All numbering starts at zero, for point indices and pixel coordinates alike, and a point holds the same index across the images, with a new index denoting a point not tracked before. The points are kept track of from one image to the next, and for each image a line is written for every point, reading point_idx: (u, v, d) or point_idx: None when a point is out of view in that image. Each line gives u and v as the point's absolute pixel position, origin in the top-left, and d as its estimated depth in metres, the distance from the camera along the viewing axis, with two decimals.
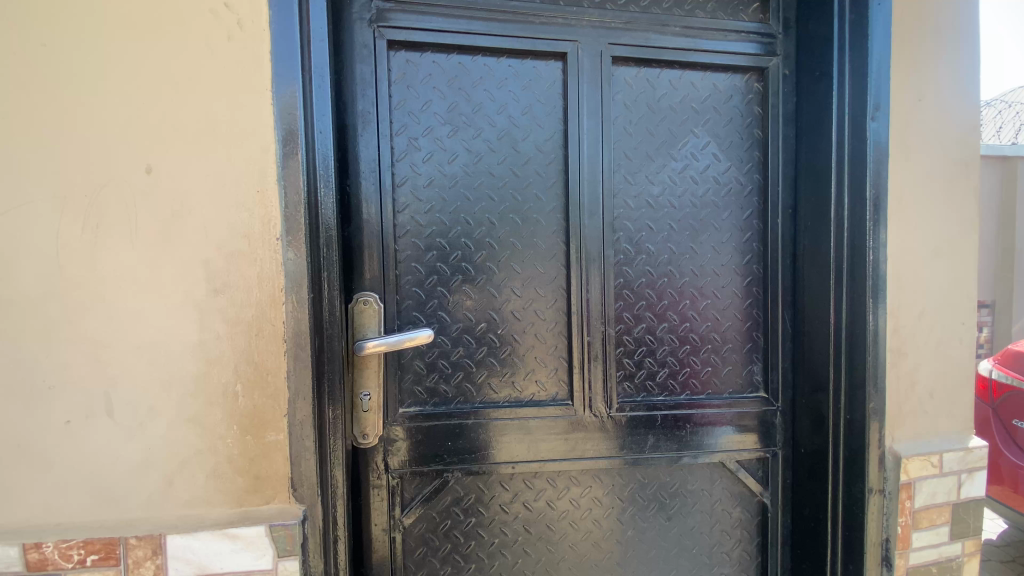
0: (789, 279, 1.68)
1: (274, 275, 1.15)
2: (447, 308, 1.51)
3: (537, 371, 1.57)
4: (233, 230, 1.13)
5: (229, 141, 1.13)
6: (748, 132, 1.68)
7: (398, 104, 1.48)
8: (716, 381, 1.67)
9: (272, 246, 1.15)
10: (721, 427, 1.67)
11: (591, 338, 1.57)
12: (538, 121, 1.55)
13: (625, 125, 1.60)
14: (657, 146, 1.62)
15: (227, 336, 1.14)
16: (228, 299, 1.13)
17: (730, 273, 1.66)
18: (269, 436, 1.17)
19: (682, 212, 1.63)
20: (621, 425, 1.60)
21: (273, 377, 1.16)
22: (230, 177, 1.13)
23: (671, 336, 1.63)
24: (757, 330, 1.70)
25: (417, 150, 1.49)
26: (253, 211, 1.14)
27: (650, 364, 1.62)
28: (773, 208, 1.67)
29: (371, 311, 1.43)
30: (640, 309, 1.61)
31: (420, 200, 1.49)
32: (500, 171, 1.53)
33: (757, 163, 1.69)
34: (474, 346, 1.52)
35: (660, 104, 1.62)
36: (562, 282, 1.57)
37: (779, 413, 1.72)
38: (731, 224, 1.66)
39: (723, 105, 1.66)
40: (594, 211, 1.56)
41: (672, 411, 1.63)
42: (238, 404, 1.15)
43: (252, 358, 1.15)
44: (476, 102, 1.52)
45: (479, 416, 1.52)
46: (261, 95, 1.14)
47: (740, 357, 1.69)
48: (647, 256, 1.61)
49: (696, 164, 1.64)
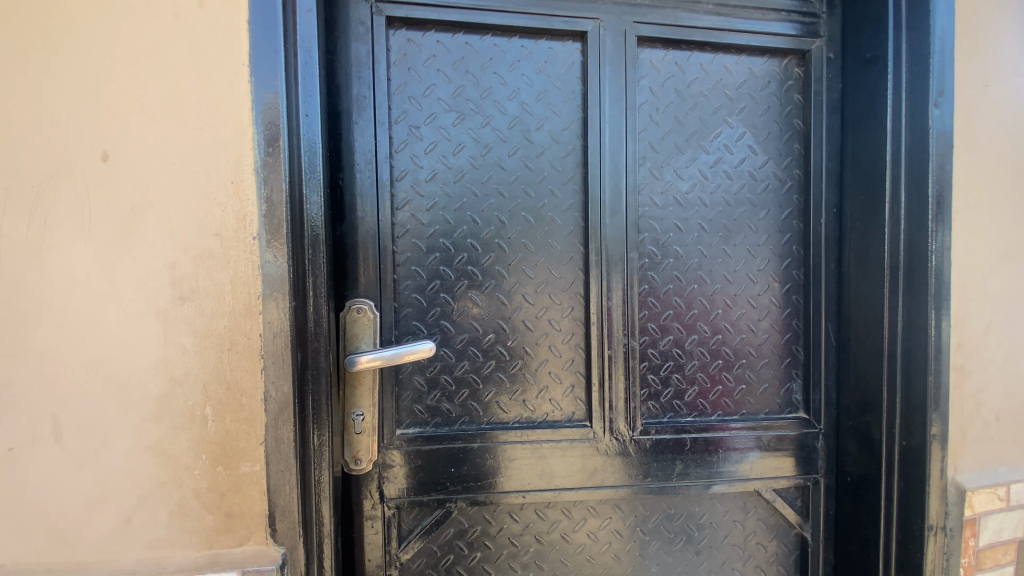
0: (834, 286, 1.50)
1: (249, 280, 0.98)
2: (450, 317, 1.34)
3: (551, 389, 1.39)
4: (203, 228, 0.97)
5: (200, 124, 0.97)
6: (788, 122, 1.51)
7: (398, 88, 1.32)
8: (751, 401, 1.49)
9: (247, 246, 0.98)
10: (757, 451, 1.49)
11: (612, 352, 1.40)
12: (554, 108, 1.38)
13: (651, 113, 1.43)
14: (686, 136, 1.44)
15: (194, 351, 0.98)
16: (196, 308, 0.97)
17: (767, 280, 1.49)
18: (243, 468, 1.00)
19: (714, 211, 1.45)
20: (645, 450, 1.42)
21: (247, 399, 0.99)
22: (201, 167, 0.97)
23: (702, 350, 1.45)
24: (796, 344, 1.52)
25: (419, 140, 1.33)
26: (226, 205, 0.97)
27: (677, 382, 1.44)
28: (816, 206, 1.49)
29: (365, 321, 1.26)
30: (666, 319, 1.43)
31: (421, 196, 1.33)
32: (511, 164, 1.36)
33: (798, 157, 1.51)
34: (480, 359, 1.36)
35: (689, 90, 1.45)
36: (579, 289, 1.40)
37: (822, 437, 1.53)
38: (769, 225, 1.49)
39: (760, 91, 1.49)
40: (617, 209, 1.39)
41: (703, 435, 1.45)
42: (207, 430, 0.99)
43: (223, 377, 0.98)
44: (485, 87, 1.36)
45: (486, 439, 1.35)
46: (236, 71, 0.98)
47: (778, 374, 1.51)
48: (675, 260, 1.43)
49: (730, 158, 1.47)
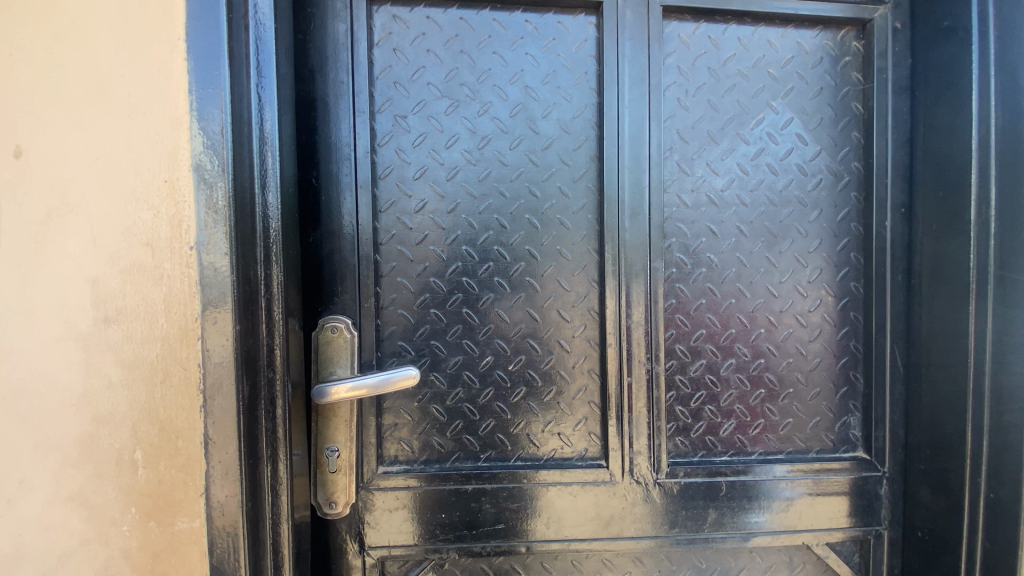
0: (902, 301, 1.24)
1: (185, 298, 0.81)
2: (442, 337, 1.16)
3: (559, 422, 1.19)
4: (130, 236, 0.80)
5: (127, 110, 0.80)
6: (845, 105, 1.26)
7: (382, 71, 1.14)
8: (800, 437, 1.26)
9: (183, 257, 0.81)
10: (806, 498, 1.25)
11: (632, 379, 1.19)
12: (564, 92, 1.18)
13: (680, 97, 1.21)
14: (722, 123, 1.22)
15: (122, 385, 0.81)
16: (123, 333, 0.81)
17: (819, 294, 1.25)
18: (179, 524, 0.83)
19: (755, 212, 1.22)
20: (672, 496, 1.21)
21: (184, 443, 0.82)
22: (128, 163, 0.80)
23: (740, 377, 1.22)
24: (855, 370, 1.27)
25: (406, 132, 1.15)
26: (158, 209, 0.80)
27: (710, 414, 1.22)
28: (880, 206, 1.23)
29: (341, 341, 1.09)
30: (698, 341, 1.21)
31: (409, 196, 1.15)
32: (513, 158, 1.17)
33: (857, 146, 1.26)
34: (477, 386, 1.17)
35: (725, 69, 1.22)
36: (593, 304, 1.19)
37: (886, 482, 1.27)
38: (821, 228, 1.25)
39: (810, 70, 1.25)
40: (638, 210, 1.18)
41: (741, 479, 1.22)
42: (137, 478, 0.82)
43: (156, 416, 0.82)
44: (482, 69, 1.16)
45: (483, 480, 1.16)
46: (172, 46, 0.80)
47: (831, 405, 1.26)
48: (708, 270, 1.21)
49: (774, 148, 1.23)
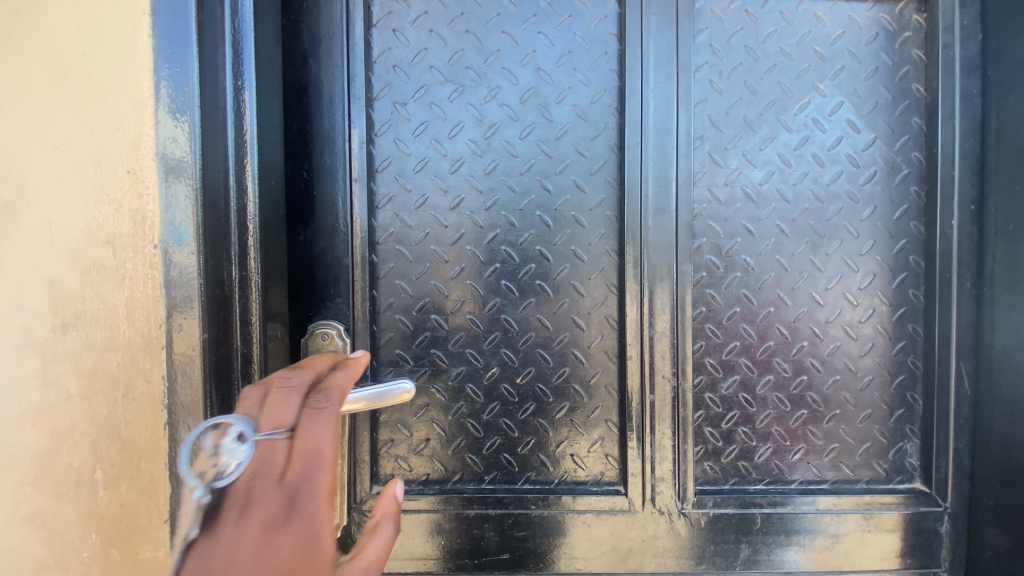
0: (972, 312, 1.06)
1: (149, 302, 0.73)
2: (443, 346, 1.06)
3: (572, 442, 1.07)
4: (90, 232, 0.72)
5: (87, 92, 0.72)
6: (904, 87, 1.09)
7: (380, 54, 1.04)
8: (847, 465, 1.10)
9: (146, 257, 0.73)
10: (854, 535, 1.10)
11: (655, 396, 1.06)
12: (580, 74, 1.06)
13: (712, 79, 1.07)
14: (761, 109, 1.08)
15: (81, 398, 0.74)
16: (82, 340, 0.73)
17: (871, 302, 1.09)
18: (143, 553, 0.75)
19: (798, 208, 1.08)
20: (699, 529, 1.08)
21: (146, 463, 0.74)
22: (88, 152, 0.72)
23: (778, 397, 1.09)
24: (913, 390, 1.10)
25: (406, 120, 1.04)
26: (120, 203, 0.72)
27: (744, 437, 1.09)
28: (944, 203, 1.06)
29: (332, 349, 1.00)
30: (730, 354, 1.08)
31: (408, 191, 1.05)
32: (524, 148, 1.06)
33: (918, 134, 1.09)
34: (481, 401, 1.06)
35: (765, 47, 1.08)
36: (611, 311, 1.07)
37: (947, 519, 1.10)
38: (875, 227, 1.09)
39: (864, 47, 1.09)
40: (664, 206, 1.05)
41: (778, 511, 1.09)
42: (97, 501, 0.75)
43: (117, 433, 0.74)
44: (490, 51, 1.05)
45: (487, 505, 1.06)
46: (135, 22, 0.72)
47: (884, 430, 1.11)
48: (743, 274, 1.07)
49: (821, 136, 1.08)
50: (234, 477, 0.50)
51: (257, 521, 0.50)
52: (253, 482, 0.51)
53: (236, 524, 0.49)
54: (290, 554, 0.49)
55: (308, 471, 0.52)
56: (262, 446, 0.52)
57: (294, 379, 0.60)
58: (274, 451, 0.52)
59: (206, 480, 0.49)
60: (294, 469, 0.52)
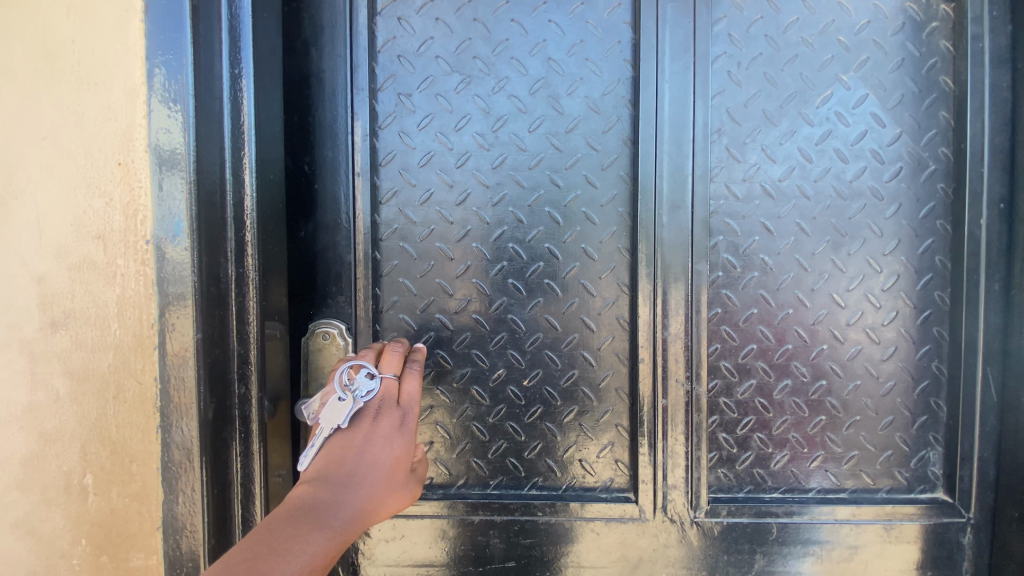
0: (1000, 316, 1.01)
1: (141, 301, 0.69)
2: (448, 346, 1.02)
3: (581, 447, 1.04)
4: (80, 228, 0.69)
5: (77, 81, 0.69)
6: (932, 79, 1.03)
7: (385, 43, 1.00)
8: (867, 474, 1.06)
9: (138, 253, 0.69)
10: (873, 547, 1.06)
11: (667, 401, 1.02)
12: (592, 64, 1.01)
13: (730, 70, 1.02)
14: (780, 102, 1.03)
15: (71, 399, 0.71)
16: (71, 340, 0.70)
17: (895, 304, 1.05)
18: (133, 561, 0.72)
19: (818, 206, 1.03)
20: (711, 538, 1.04)
21: (137, 468, 0.71)
22: (78, 143, 0.69)
23: (796, 402, 1.04)
24: (936, 396, 1.06)
25: (411, 112, 1.00)
26: (111, 196, 0.69)
27: (759, 444, 1.05)
28: (974, 201, 1.01)
29: (333, 349, 0.97)
30: (747, 358, 1.04)
31: (412, 186, 1.01)
32: (533, 142, 1.01)
33: (946, 129, 1.03)
34: (486, 404, 1.03)
35: (786, 37, 1.03)
36: (622, 312, 1.03)
37: (971, 531, 1.05)
38: (900, 226, 1.04)
39: (891, 37, 1.03)
40: (678, 203, 1.00)
41: (794, 521, 1.05)
42: (88, 506, 0.72)
43: (107, 436, 0.71)
44: (498, 40, 1.01)
45: (492, 511, 1.03)
46: (127, 7, 0.68)
47: (907, 438, 1.06)
48: (760, 274, 1.03)
49: (843, 131, 1.04)
50: (369, 397, 0.83)
51: (379, 429, 0.81)
52: (379, 405, 0.83)
53: (370, 425, 0.81)
54: (392, 456, 0.79)
55: (408, 408, 0.84)
56: (385, 384, 0.86)
57: (395, 347, 0.93)
58: (390, 390, 0.86)
59: (353, 396, 0.82)
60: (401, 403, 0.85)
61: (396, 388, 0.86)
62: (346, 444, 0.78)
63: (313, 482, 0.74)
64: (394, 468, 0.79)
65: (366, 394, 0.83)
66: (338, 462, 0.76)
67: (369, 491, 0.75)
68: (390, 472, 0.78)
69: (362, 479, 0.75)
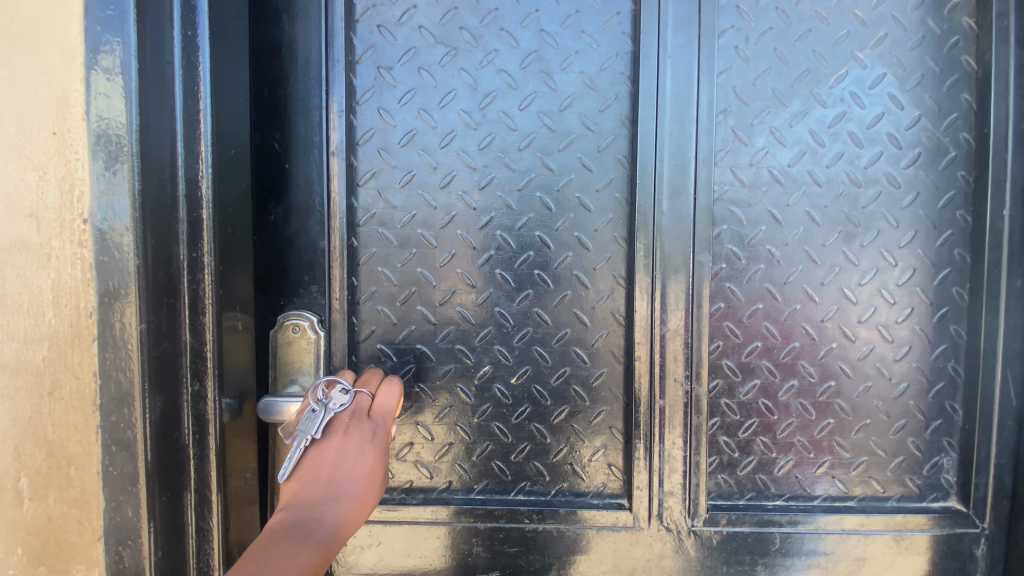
0: None
1: (78, 287, 0.62)
2: (430, 341, 0.95)
3: (573, 450, 0.97)
4: (12, 204, 0.62)
5: (7, 40, 0.61)
6: (953, 58, 0.95)
7: (364, 11, 0.92)
8: (876, 481, 1.00)
9: (75, 234, 0.62)
10: (881, 558, 1.00)
11: (664, 403, 0.95)
12: (588, 37, 0.94)
13: (737, 45, 0.95)
14: (790, 81, 0.95)
15: (3, 396, 0.64)
16: (4, 329, 0.63)
17: (910, 301, 0.97)
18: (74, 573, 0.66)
19: (830, 193, 0.96)
20: (709, 548, 0.98)
21: (76, 471, 0.65)
22: (9, 108, 0.62)
23: (802, 404, 0.98)
24: (952, 399, 0.99)
25: (392, 86, 0.93)
26: (44, 168, 0.62)
27: (762, 448, 0.98)
28: (996, 191, 0.93)
29: (303, 343, 0.90)
30: (750, 356, 0.97)
31: (393, 167, 0.93)
32: (523, 120, 0.94)
33: (967, 113, 0.95)
34: (472, 403, 0.96)
35: (797, 10, 0.95)
36: (618, 306, 0.96)
37: (985, 542, 0.99)
38: (917, 217, 0.97)
39: (911, 11, 0.95)
40: (679, 188, 0.93)
41: (797, 531, 0.98)
42: (22, 513, 0.65)
43: (43, 437, 0.64)
44: (487, 10, 0.93)
45: (475, 518, 0.96)
46: None
47: (919, 443, 0.99)
48: (766, 267, 0.96)
49: (858, 113, 0.96)
50: (343, 408, 0.79)
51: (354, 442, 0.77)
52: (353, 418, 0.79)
53: (343, 439, 0.77)
54: (369, 468, 0.76)
55: (383, 419, 0.79)
56: (359, 397, 0.81)
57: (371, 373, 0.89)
58: (362, 403, 0.81)
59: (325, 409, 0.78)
60: (373, 415, 0.80)
61: (368, 400, 0.81)
62: (321, 461, 0.75)
63: (292, 503, 0.70)
64: (372, 483, 0.76)
65: (340, 406, 0.79)
66: (315, 480, 0.73)
67: (348, 507, 0.73)
68: (369, 486, 0.75)
69: (342, 496, 0.72)
